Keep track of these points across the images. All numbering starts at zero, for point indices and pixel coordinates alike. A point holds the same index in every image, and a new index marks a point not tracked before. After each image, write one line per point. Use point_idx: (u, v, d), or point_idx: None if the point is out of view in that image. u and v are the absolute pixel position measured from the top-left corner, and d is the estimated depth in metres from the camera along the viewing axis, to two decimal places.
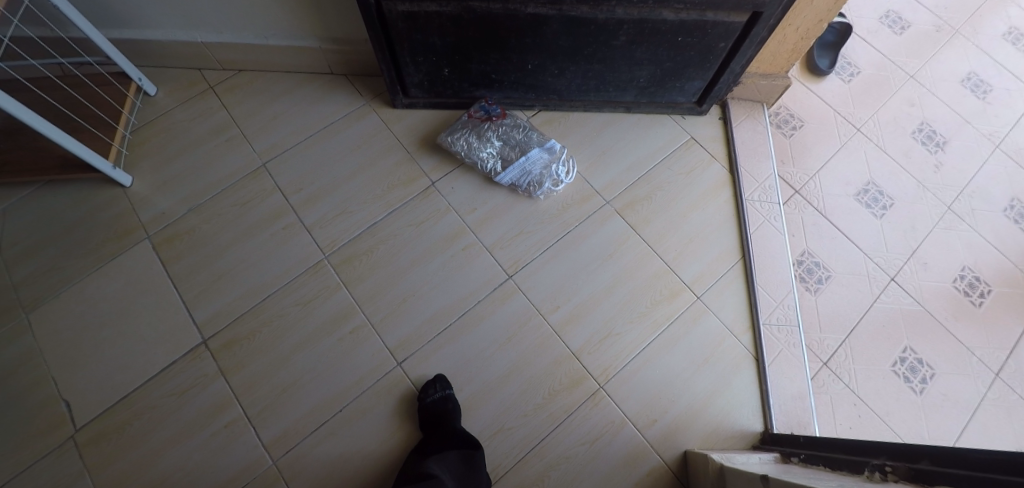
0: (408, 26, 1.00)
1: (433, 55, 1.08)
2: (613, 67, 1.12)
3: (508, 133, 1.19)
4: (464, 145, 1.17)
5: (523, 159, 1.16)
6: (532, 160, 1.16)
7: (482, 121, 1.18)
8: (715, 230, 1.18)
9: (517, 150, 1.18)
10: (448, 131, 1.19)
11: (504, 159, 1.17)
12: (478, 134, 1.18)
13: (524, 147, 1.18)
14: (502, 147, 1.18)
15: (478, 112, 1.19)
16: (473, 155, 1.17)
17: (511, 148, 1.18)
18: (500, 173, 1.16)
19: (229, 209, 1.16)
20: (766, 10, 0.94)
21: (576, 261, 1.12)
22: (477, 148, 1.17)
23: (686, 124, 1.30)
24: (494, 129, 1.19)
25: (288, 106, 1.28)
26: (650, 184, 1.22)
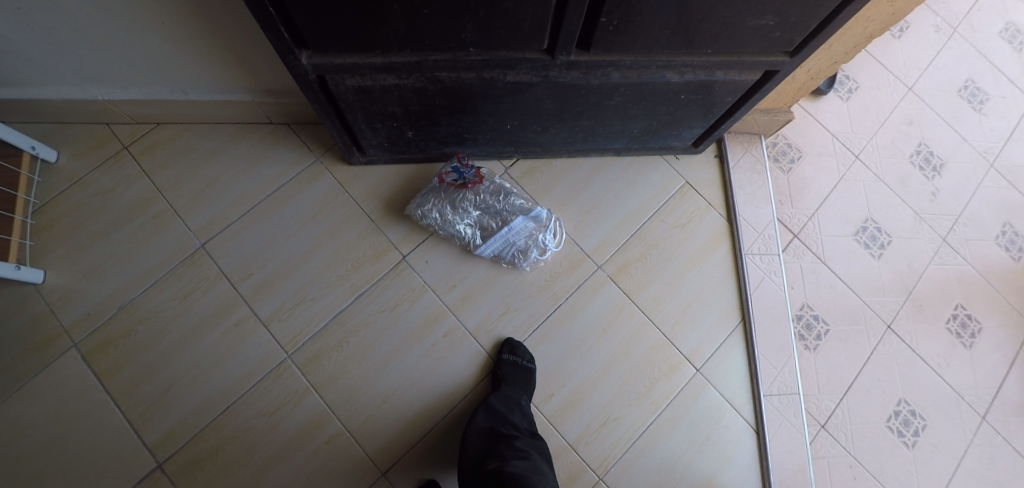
0: (361, 99, 0.83)
1: (395, 122, 0.92)
2: (607, 122, 1.00)
3: (487, 199, 1.05)
4: (437, 218, 1.04)
5: (504, 230, 1.04)
6: (515, 232, 1.04)
7: (455, 188, 1.04)
8: (714, 292, 1.11)
9: (498, 219, 1.05)
10: (417, 200, 1.05)
11: (484, 229, 1.05)
12: (452, 203, 1.04)
13: (506, 214, 1.05)
14: (481, 216, 1.05)
15: (449, 176, 1.05)
16: (448, 228, 1.04)
17: (491, 217, 1.05)
18: (481, 247, 1.05)
19: (168, 304, 1.00)
20: (784, 69, 0.84)
21: (569, 342, 1.06)
22: (452, 220, 1.04)
23: (680, 166, 1.19)
24: (470, 196, 1.04)
25: (225, 167, 1.08)
26: (644, 243, 1.13)
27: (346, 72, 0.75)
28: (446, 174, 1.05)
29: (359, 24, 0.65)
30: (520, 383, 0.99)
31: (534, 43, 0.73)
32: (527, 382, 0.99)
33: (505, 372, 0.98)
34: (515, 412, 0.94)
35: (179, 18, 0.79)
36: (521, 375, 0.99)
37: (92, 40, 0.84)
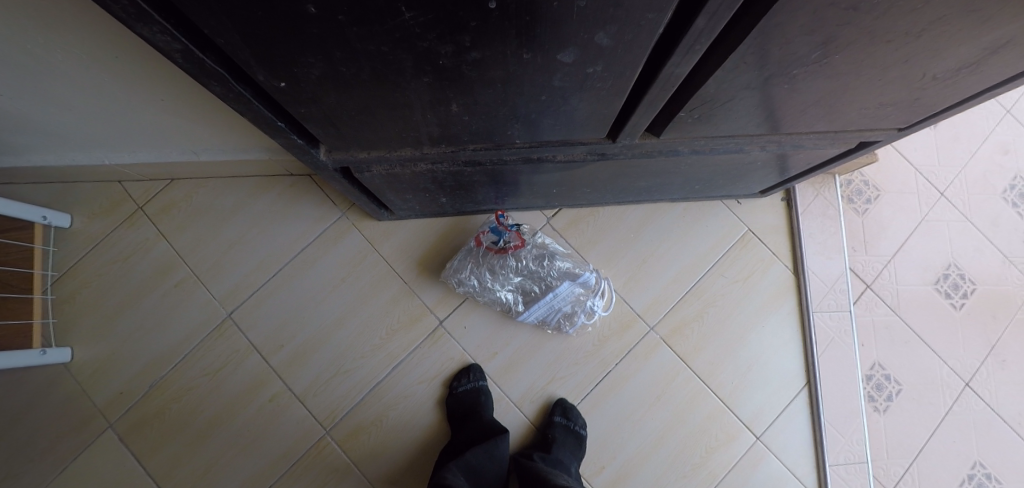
0: (388, 181, 0.75)
1: (426, 193, 0.83)
2: (666, 180, 0.89)
3: (530, 264, 0.96)
4: (476, 285, 0.96)
5: (550, 297, 0.96)
6: (561, 298, 0.96)
7: (495, 253, 0.94)
8: (778, 353, 1.05)
9: (542, 284, 0.97)
10: (454, 265, 0.97)
11: (527, 295, 0.97)
12: (492, 269, 0.95)
13: (551, 279, 0.96)
14: (524, 282, 0.96)
15: (487, 239, 0.94)
16: (489, 295, 0.97)
17: (535, 282, 0.97)
18: (524, 314, 0.98)
19: (199, 381, 0.99)
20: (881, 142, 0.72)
21: (620, 412, 1.00)
22: (493, 287, 0.96)
23: (742, 211, 1.12)
24: (512, 262, 0.94)
25: (245, 227, 1.04)
26: (701, 300, 1.06)
27: (371, 163, 0.67)
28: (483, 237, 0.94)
29: (384, 130, 0.56)
30: (570, 447, 0.94)
31: (595, 132, 0.62)
32: (577, 446, 0.94)
33: (555, 434, 0.94)
34: (563, 474, 0.89)
35: (187, 93, 0.71)
36: (571, 439, 0.95)
37: (92, 117, 0.77)
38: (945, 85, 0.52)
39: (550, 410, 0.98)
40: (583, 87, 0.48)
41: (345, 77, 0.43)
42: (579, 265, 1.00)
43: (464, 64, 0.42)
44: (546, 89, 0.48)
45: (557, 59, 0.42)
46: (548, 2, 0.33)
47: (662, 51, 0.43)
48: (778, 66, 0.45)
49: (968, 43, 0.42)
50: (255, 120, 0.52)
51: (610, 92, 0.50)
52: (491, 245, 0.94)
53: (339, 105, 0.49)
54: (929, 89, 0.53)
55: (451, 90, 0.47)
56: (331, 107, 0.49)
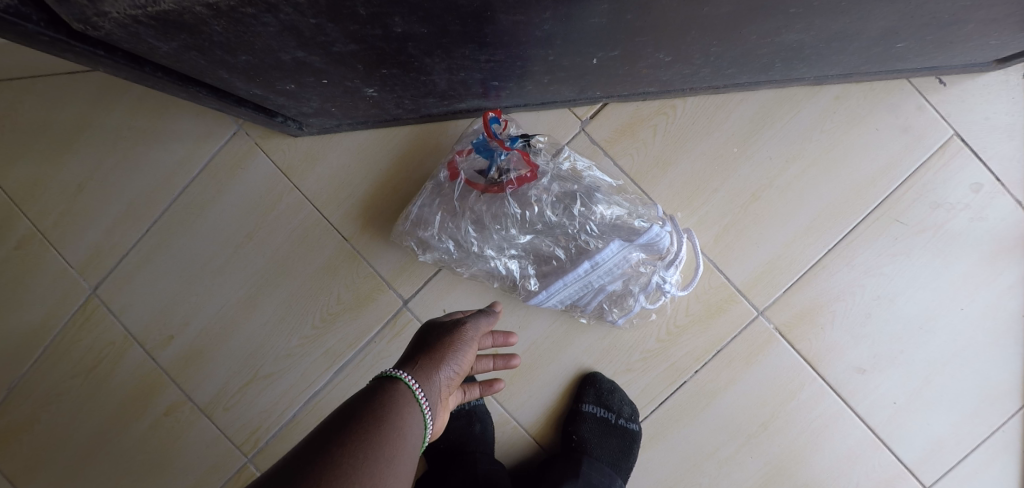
0: (192, 44, 0.31)
1: (324, 78, 0.39)
2: (848, 30, 0.41)
3: (546, 212, 0.52)
4: (453, 250, 0.55)
5: (583, 270, 0.53)
6: (604, 271, 0.53)
7: (483, 193, 0.52)
8: (982, 358, 0.62)
9: (570, 247, 0.54)
10: (414, 213, 0.56)
11: (543, 264, 0.55)
12: (479, 221, 0.53)
13: (586, 239, 0.53)
14: (537, 242, 0.54)
15: (466, 161, 0.53)
16: (476, 265, 0.56)
17: (557, 241, 0.54)
18: (538, 296, 0.56)
19: (71, 383, 0.68)
20: None
21: (694, 449, 0.62)
22: (483, 253, 0.54)
23: (947, 98, 0.61)
24: (512, 209, 0.52)
25: (98, 154, 0.66)
26: (850, 263, 0.61)
27: None
28: (460, 157, 0.53)
29: None
30: (610, 457, 0.60)
31: None
32: (621, 457, 0.60)
33: (585, 435, 0.60)
34: None
35: None
36: (611, 443, 0.60)
37: None
38: None
39: (577, 395, 0.61)
40: None
41: None
42: (637, 210, 0.55)
43: None
44: None
45: None
46: None
47: None
48: None
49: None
50: None
51: None
52: (472, 175, 0.52)
53: None
54: None
55: None
56: None
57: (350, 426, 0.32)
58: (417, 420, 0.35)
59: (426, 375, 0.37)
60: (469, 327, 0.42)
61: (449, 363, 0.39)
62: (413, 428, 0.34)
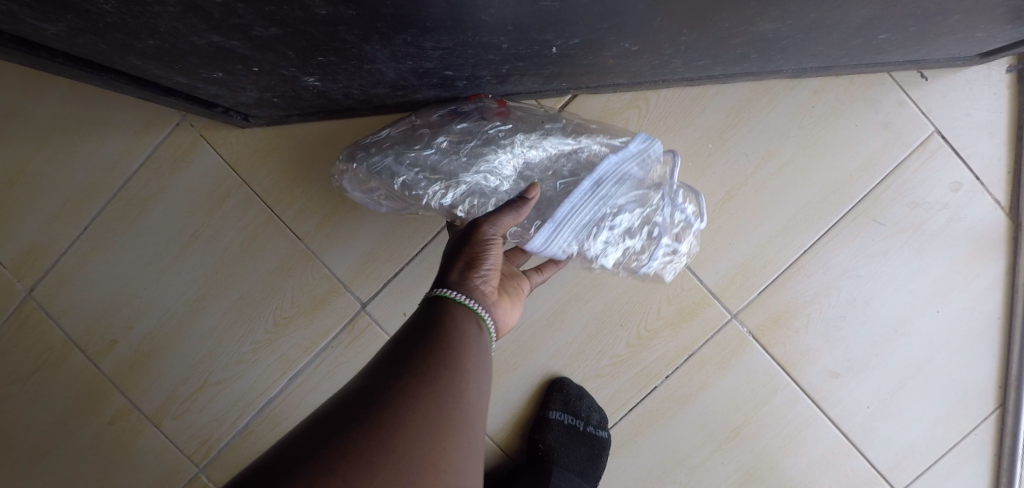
0: (85, 26, 0.27)
1: (255, 66, 0.36)
2: (825, 21, 0.38)
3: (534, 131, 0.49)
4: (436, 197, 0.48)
5: (588, 190, 0.46)
6: (610, 192, 0.47)
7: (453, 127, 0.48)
8: (956, 360, 0.61)
9: (570, 163, 0.49)
10: (380, 166, 0.48)
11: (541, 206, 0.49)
12: (459, 157, 0.47)
13: (586, 153, 0.49)
14: (530, 161, 0.49)
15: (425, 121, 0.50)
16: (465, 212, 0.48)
17: (548, 174, 0.49)
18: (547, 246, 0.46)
19: (7, 391, 0.63)
20: None
21: (666, 456, 0.60)
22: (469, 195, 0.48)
23: (928, 93, 0.59)
24: (494, 124, 0.49)
25: (27, 146, 0.60)
26: (828, 266, 0.59)
27: None
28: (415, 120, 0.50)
29: None
30: (579, 464, 0.58)
31: None
32: (589, 465, 0.58)
33: (552, 443, 0.58)
34: None
35: None
36: (579, 450, 0.58)
37: None
38: None
39: (544, 401, 0.59)
40: None
41: None
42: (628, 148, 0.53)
43: None
44: None
45: None
46: None
47: None
48: None
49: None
50: None
51: None
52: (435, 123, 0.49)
53: None
54: None
55: None
56: None
57: (411, 350, 0.32)
58: (474, 323, 0.36)
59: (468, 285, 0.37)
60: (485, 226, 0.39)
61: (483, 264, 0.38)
62: (473, 331, 0.35)
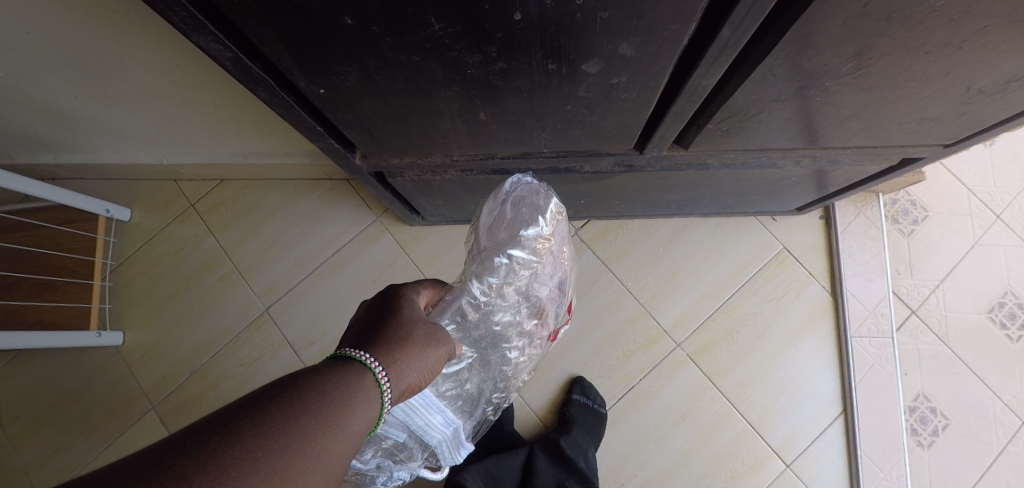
0: (420, 186, 0.77)
1: (459, 199, 0.85)
2: (697, 196, 0.89)
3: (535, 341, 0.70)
4: (519, 238, 0.62)
5: (509, 359, 0.69)
6: (488, 346, 0.67)
7: (526, 329, 0.67)
8: (813, 380, 1.01)
9: (485, 352, 0.67)
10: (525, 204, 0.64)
11: (463, 314, 0.63)
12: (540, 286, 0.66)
13: (487, 360, 0.67)
14: (531, 319, 0.67)
15: (542, 270, 0.64)
16: (532, 212, 0.63)
17: (490, 348, 0.67)
18: (457, 293, 0.62)
19: (240, 369, 1.03)
20: (922, 160, 0.73)
21: (642, 429, 0.98)
22: (488, 277, 0.62)
23: (778, 229, 1.08)
24: (551, 318, 0.69)
25: (285, 227, 1.09)
26: (731, 318, 1.03)
27: (403, 170, 0.70)
28: (544, 302, 0.66)
29: (416, 136, 0.58)
30: (589, 428, 0.94)
31: (619, 145, 0.62)
32: (596, 429, 0.94)
33: (573, 412, 0.94)
34: (583, 458, 0.88)
35: (234, 99, 0.77)
36: (591, 419, 0.94)
37: (154, 118, 0.84)
38: (1006, 91, 0.53)
39: (570, 389, 0.99)
40: (610, 98, 0.48)
41: (380, 86, 0.45)
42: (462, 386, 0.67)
43: (492, 74, 0.43)
44: (572, 99, 0.49)
45: (581, 70, 0.43)
46: (571, 14, 0.35)
47: (690, 62, 0.45)
48: (793, 72, 0.46)
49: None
50: (297, 127, 0.54)
51: (636, 103, 0.50)
52: (530, 312, 0.66)
53: (374, 112, 0.51)
54: (979, 101, 0.55)
55: (479, 99, 0.48)
56: (366, 114, 0.51)
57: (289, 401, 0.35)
58: (364, 407, 0.40)
59: (389, 352, 0.44)
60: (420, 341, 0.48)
61: (409, 364, 0.45)
62: (361, 408, 0.39)
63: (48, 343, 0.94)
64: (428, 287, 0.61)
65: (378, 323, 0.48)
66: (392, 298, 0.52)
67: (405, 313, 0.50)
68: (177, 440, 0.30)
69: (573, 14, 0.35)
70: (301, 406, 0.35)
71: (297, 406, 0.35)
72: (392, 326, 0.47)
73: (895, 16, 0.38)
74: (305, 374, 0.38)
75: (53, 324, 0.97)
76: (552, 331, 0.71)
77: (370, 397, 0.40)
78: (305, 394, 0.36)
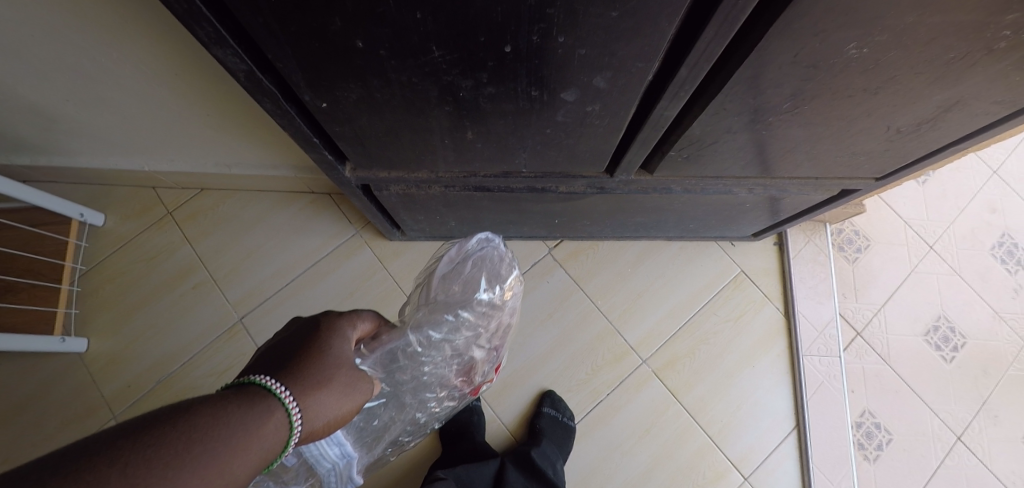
0: (404, 200, 0.81)
1: (440, 215, 0.89)
2: (662, 220, 0.96)
3: (448, 395, 0.75)
4: (472, 303, 0.66)
5: (419, 407, 0.73)
6: (404, 392, 0.69)
7: (449, 381, 0.72)
8: (768, 396, 1.07)
9: (400, 397, 0.69)
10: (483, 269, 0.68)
11: (394, 357, 0.62)
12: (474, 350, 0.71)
13: (400, 403, 0.70)
14: (453, 375, 0.72)
15: (480, 335, 0.70)
16: (491, 278, 0.68)
17: (405, 395, 0.69)
18: (395, 336, 0.61)
19: (210, 378, 1.02)
20: (859, 191, 0.82)
21: (610, 442, 1.02)
22: (431, 329, 0.65)
23: (736, 254, 1.16)
24: (477, 376, 0.75)
25: (264, 237, 1.10)
26: (693, 337, 1.10)
27: (389, 184, 0.74)
28: (472, 363, 0.72)
29: (405, 151, 0.62)
30: (557, 441, 0.96)
31: (593, 167, 0.68)
32: (564, 442, 0.97)
33: (543, 425, 0.97)
34: (551, 470, 0.90)
35: (225, 109, 0.79)
36: (559, 432, 0.97)
37: (141, 125, 0.86)
38: (919, 132, 0.62)
39: (539, 403, 1.01)
40: (584, 123, 0.54)
41: (379, 102, 0.49)
42: (367, 424, 0.68)
43: (481, 97, 0.48)
44: (551, 123, 0.54)
45: (560, 97, 0.49)
46: (553, 49, 0.41)
47: (654, 96, 0.52)
48: (743, 107, 0.53)
49: (938, 91, 0.52)
50: (294, 137, 0.58)
51: (607, 130, 0.56)
52: (460, 368, 0.72)
53: (369, 126, 0.55)
54: (899, 140, 0.64)
55: (468, 119, 0.53)
56: (362, 128, 0.55)
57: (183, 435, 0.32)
58: (266, 447, 0.36)
59: (308, 390, 0.40)
60: (342, 381, 0.44)
61: (325, 406, 0.42)
62: (263, 448, 0.36)
63: (14, 346, 0.91)
64: (372, 315, 0.56)
65: (301, 353, 0.43)
66: (325, 320, 0.48)
67: (334, 345, 0.45)
68: (40, 472, 0.27)
69: (555, 49, 0.41)
70: (191, 446, 0.32)
71: (190, 442, 0.32)
72: (315, 361, 0.43)
73: (821, 65, 0.45)
74: (206, 402, 0.35)
75: (16, 328, 0.94)
76: (474, 385, 0.77)
77: (275, 435, 0.37)
78: (198, 433, 0.33)
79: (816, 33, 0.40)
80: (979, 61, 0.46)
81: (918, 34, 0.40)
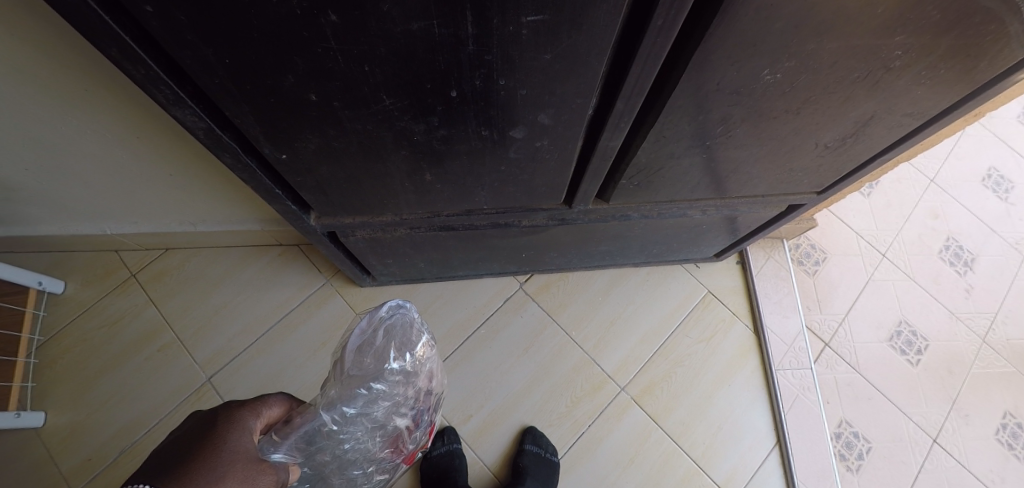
0: (372, 244, 0.82)
1: (409, 256, 0.90)
2: (624, 247, 1.00)
3: (381, 467, 0.74)
4: (382, 375, 0.65)
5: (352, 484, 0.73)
6: (331, 472, 0.69)
7: (376, 454, 0.71)
8: (748, 412, 1.08)
9: (327, 478, 0.69)
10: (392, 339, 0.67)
11: (311, 439, 0.63)
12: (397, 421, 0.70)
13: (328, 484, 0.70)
14: (381, 447, 0.71)
15: (399, 404, 0.68)
16: (401, 346, 0.67)
17: (332, 474, 0.69)
18: (308, 417, 0.62)
19: None
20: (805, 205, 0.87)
21: (595, 475, 1.00)
22: (344, 405, 0.65)
23: (702, 275, 1.20)
24: (408, 445, 0.73)
25: (231, 293, 1.08)
26: (668, 360, 1.11)
27: (355, 229, 0.75)
28: (398, 433, 0.70)
29: (367, 196, 0.63)
30: (541, 479, 0.94)
31: (551, 200, 0.71)
32: (549, 480, 0.94)
33: (526, 463, 0.94)
34: None
35: (189, 168, 0.80)
36: (543, 469, 0.95)
37: (102, 189, 0.85)
38: (845, 147, 0.68)
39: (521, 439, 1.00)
40: (537, 158, 0.58)
41: (336, 151, 0.51)
42: None
43: (436, 140, 0.51)
44: (505, 160, 0.57)
45: (510, 135, 0.52)
46: (497, 92, 0.44)
47: (598, 129, 0.56)
48: (682, 133, 0.57)
49: (852, 108, 0.57)
50: (256, 189, 0.59)
51: (560, 163, 0.59)
52: (385, 440, 0.70)
53: (330, 174, 0.56)
54: (829, 155, 0.70)
55: (425, 161, 0.56)
56: (323, 176, 0.57)
57: None
58: None
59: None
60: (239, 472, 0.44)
61: None
62: None
63: None
64: (281, 400, 0.59)
65: (191, 454, 0.44)
66: (223, 417, 0.49)
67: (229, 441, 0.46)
68: None
69: (499, 91, 0.44)
70: None
71: None
72: (206, 458, 0.44)
73: (744, 90, 0.50)
74: None
75: None
76: (409, 453, 0.75)
77: None
78: None
79: (732, 62, 0.45)
80: (881, 79, 0.51)
81: (821, 58, 0.46)
